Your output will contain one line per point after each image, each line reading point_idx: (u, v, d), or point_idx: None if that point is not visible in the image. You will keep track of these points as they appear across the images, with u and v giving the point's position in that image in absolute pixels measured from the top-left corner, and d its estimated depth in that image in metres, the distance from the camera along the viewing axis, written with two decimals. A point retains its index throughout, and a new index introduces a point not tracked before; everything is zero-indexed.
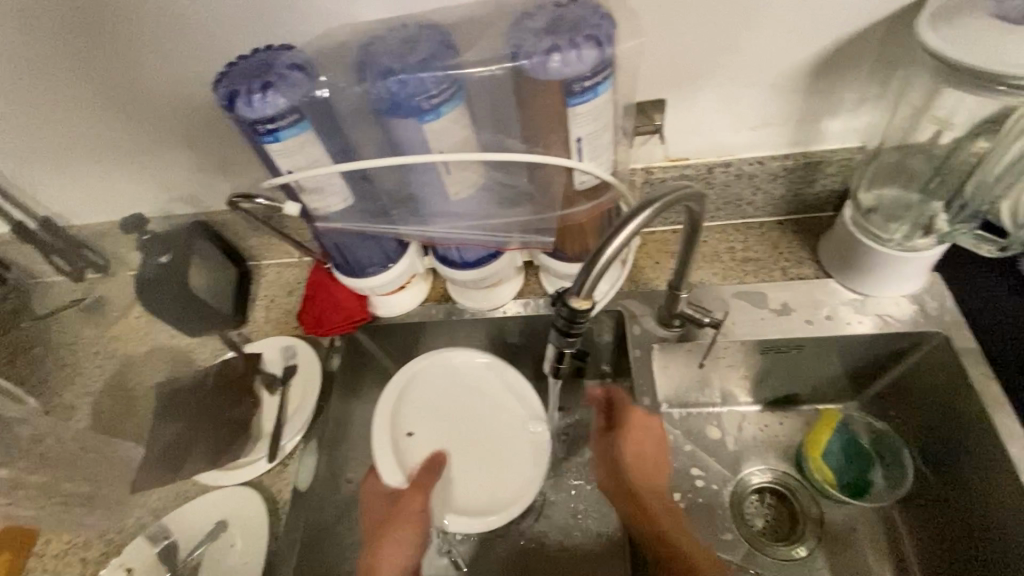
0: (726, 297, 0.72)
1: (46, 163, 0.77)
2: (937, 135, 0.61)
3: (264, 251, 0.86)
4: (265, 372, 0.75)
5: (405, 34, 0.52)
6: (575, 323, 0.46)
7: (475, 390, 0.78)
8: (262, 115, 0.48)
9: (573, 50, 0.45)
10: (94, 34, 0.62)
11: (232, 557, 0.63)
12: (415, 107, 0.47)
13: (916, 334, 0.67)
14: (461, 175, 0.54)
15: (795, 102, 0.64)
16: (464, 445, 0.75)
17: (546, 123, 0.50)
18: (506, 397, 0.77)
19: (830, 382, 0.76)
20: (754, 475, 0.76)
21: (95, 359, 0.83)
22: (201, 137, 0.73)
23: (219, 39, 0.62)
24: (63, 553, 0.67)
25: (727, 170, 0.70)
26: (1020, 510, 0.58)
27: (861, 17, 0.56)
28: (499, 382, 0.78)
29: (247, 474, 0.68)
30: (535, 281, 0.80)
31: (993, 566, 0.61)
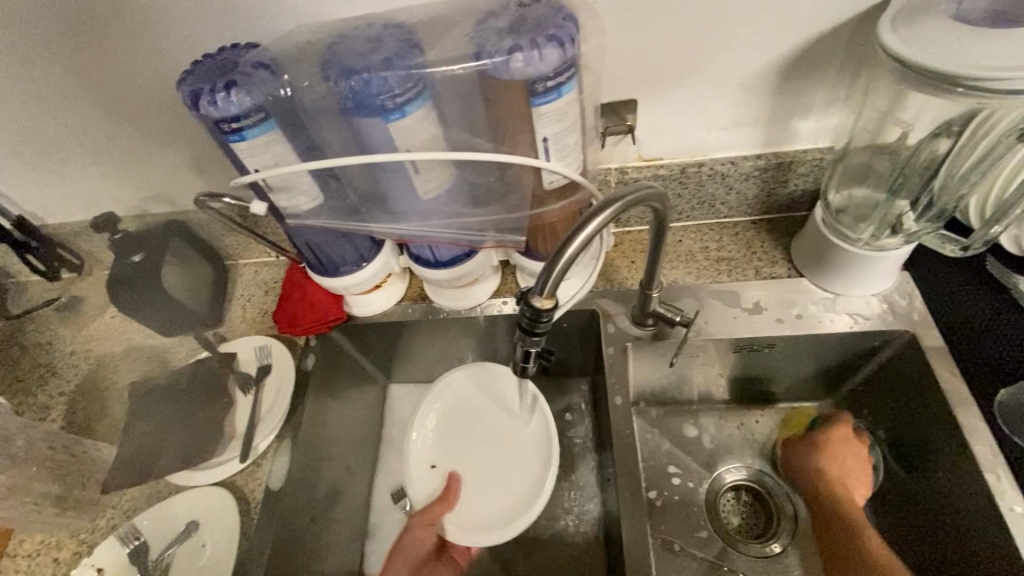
0: (700, 296, 0.72)
1: (18, 162, 0.76)
2: (903, 136, 0.61)
3: (241, 250, 0.86)
4: (240, 371, 0.75)
5: (370, 34, 0.52)
6: (539, 323, 0.46)
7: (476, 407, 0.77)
8: (226, 114, 0.47)
9: (535, 50, 0.45)
10: (61, 31, 0.62)
11: (203, 557, 0.63)
12: (379, 106, 0.47)
13: (886, 332, 0.68)
14: (430, 174, 0.54)
15: (766, 103, 0.65)
16: (477, 465, 0.74)
17: (512, 122, 0.50)
18: (494, 404, 0.76)
19: (803, 380, 0.77)
20: (729, 473, 0.77)
21: (70, 359, 0.82)
22: (175, 135, 0.73)
23: (189, 38, 0.62)
24: (35, 554, 0.66)
25: (701, 170, 0.71)
26: (982, 506, 0.59)
27: (827, 17, 0.57)
28: (496, 394, 0.76)
29: (220, 474, 0.68)
30: (512, 280, 0.80)
31: (956, 562, 0.62)
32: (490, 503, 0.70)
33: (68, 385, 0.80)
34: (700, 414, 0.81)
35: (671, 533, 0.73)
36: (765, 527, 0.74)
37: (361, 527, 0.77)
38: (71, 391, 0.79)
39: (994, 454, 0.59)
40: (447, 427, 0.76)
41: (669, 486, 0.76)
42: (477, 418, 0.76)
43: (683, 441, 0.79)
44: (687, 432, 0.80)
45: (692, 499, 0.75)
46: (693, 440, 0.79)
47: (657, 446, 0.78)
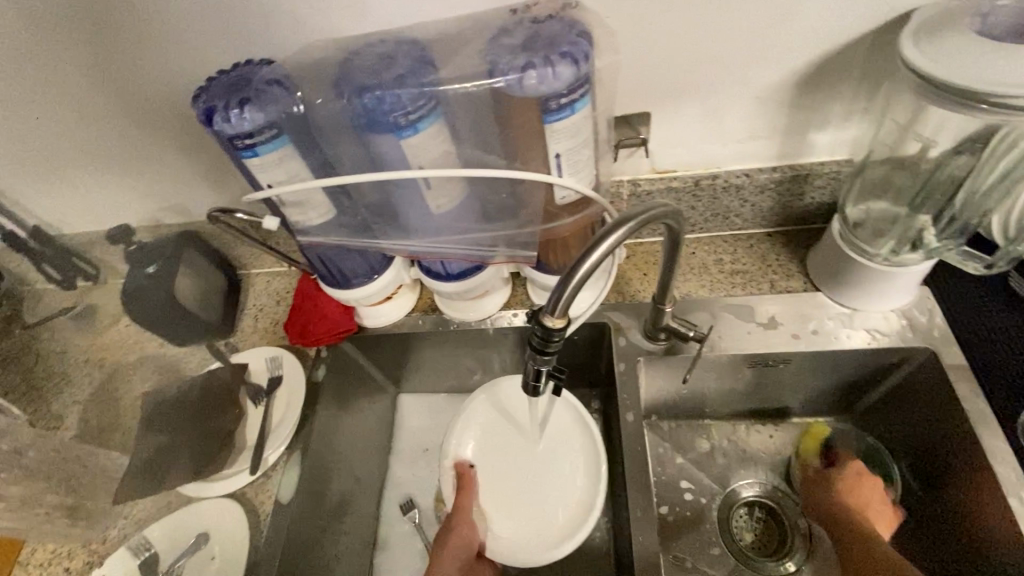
0: (713, 310, 0.72)
1: (36, 173, 0.77)
2: (924, 150, 0.60)
3: (254, 260, 0.87)
4: (251, 382, 0.75)
5: (383, 50, 0.52)
6: (550, 343, 0.46)
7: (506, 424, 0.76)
8: (239, 130, 0.48)
9: (549, 67, 0.44)
10: (80, 45, 0.62)
11: (213, 569, 0.63)
12: (391, 123, 0.47)
13: (905, 348, 0.67)
14: (441, 189, 0.54)
15: (782, 115, 0.64)
16: (518, 482, 0.73)
17: (525, 139, 0.50)
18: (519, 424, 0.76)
19: (818, 396, 0.76)
20: (743, 488, 0.76)
21: (84, 367, 0.83)
22: (189, 148, 0.74)
23: (205, 53, 0.63)
24: (47, 563, 0.67)
25: (715, 183, 0.70)
26: (1004, 530, 0.57)
27: (846, 30, 0.56)
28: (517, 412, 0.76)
29: (230, 485, 0.68)
30: (522, 291, 0.79)
31: None
32: (536, 523, 0.69)
33: (82, 393, 0.81)
34: (712, 428, 0.80)
35: (682, 550, 0.72)
36: (779, 544, 0.73)
37: (369, 538, 0.77)
38: (85, 400, 0.80)
39: (1019, 477, 0.58)
40: (480, 447, 0.75)
41: (680, 502, 0.75)
42: (510, 437, 0.75)
43: (695, 456, 0.78)
44: (700, 446, 0.79)
45: (704, 516, 0.74)
46: (706, 455, 0.78)
47: (669, 462, 0.77)
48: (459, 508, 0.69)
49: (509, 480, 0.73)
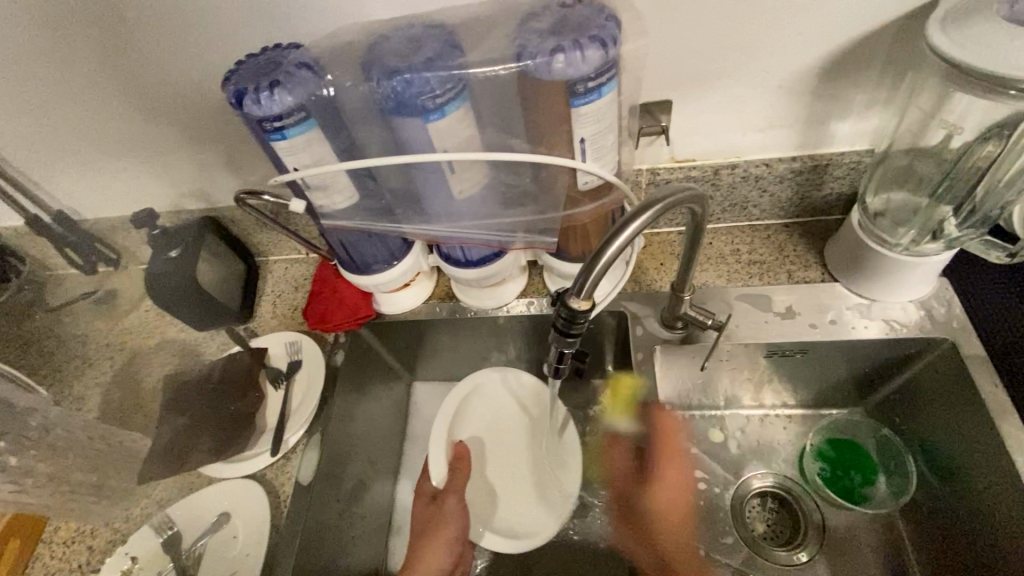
0: (730, 299, 0.72)
1: (60, 158, 0.78)
2: (947, 139, 0.60)
3: (272, 247, 0.88)
4: (271, 366, 0.76)
5: (411, 34, 0.52)
6: (575, 324, 0.46)
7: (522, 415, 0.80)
8: (268, 113, 0.48)
9: (578, 50, 0.45)
10: (106, 30, 0.63)
11: (236, 548, 0.64)
12: (419, 106, 0.48)
13: (923, 339, 0.67)
14: (465, 174, 0.54)
15: (803, 104, 0.64)
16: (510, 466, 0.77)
17: (550, 124, 0.50)
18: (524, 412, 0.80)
19: (833, 387, 0.76)
20: (755, 479, 0.76)
21: (105, 351, 0.85)
22: (211, 134, 0.74)
23: (229, 38, 0.63)
24: (70, 541, 0.68)
25: (734, 172, 0.70)
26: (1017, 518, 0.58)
27: (872, 17, 0.56)
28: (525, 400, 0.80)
29: (250, 467, 0.69)
30: (539, 280, 0.80)
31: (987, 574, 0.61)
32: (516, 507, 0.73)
33: (103, 376, 0.82)
34: (726, 419, 0.80)
35: (695, 538, 0.73)
36: (791, 535, 0.73)
37: (385, 523, 0.78)
38: (106, 382, 0.81)
39: None
40: (488, 430, 0.80)
41: (693, 491, 0.76)
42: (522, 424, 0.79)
43: (708, 446, 0.78)
44: (713, 436, 0.79)
45: (717, 505, 0.75)
46: (720, 445, 0.78)
47: (683, 451, 0.78)
48: (454, 486, 0.71)
49: (512, 465, 0.78)
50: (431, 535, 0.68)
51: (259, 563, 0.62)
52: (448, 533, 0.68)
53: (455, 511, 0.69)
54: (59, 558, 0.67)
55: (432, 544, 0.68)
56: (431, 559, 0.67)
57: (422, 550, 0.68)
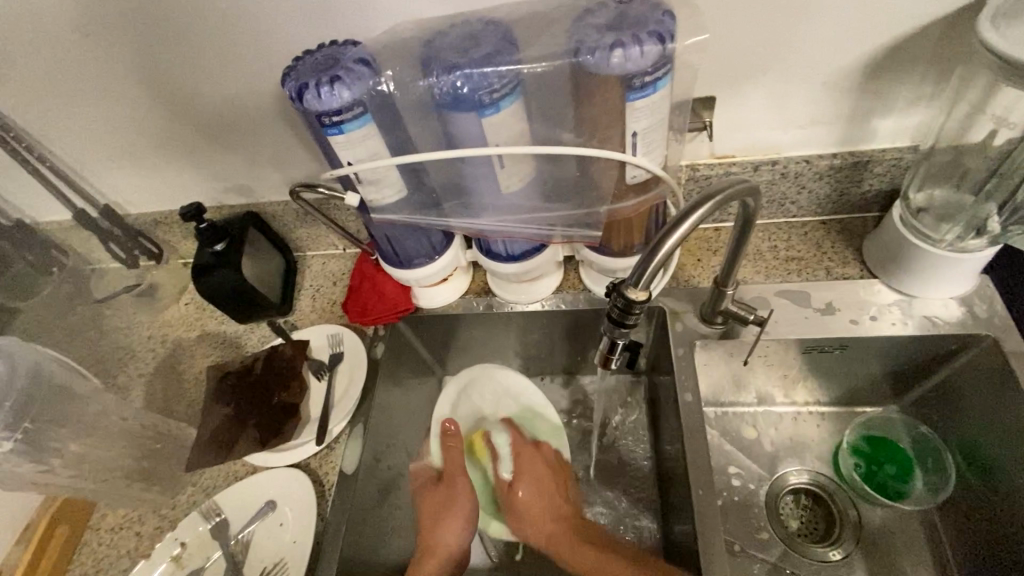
0: (768, 295, 0.72)
1: (107, 153, 0.80)
2: (992, 134, 0.60)
3: (310, 243, 0.89)
4: (313, 358, 0.77)
5: (468, 30, 0.53)
6: (628, 315, 0.47)
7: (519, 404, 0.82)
8: (329, 107, 0.49)
9: (637, 46, 0.46)
10: (159, 29, 0.65)
11: (284, 534, 0.65)
12: (476, 101, 0.49)
13: (964, 335, 0.67)
14: (514, 168, 0.55)
15: (847, 101, 0.64)
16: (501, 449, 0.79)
17: (603, 118, 0.51)
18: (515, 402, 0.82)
19: (870, 384, 0.76)
20: (790, 475, 0.76)
21: (147, 343, 0.87)
22: (255, 131, 0.76)
23: (279, 36, 0.64)
24: (119, 527, 0.70)
25: (773, 169, 0.70)
26: None
27: (922, 13, 0.56)
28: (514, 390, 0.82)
29: (294, 457, 0.70)
30: (574, 276, 0.81)
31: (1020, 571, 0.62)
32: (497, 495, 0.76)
33: (146, 367, 0.84)
34: (761, 416, 0.80)
35: (731, 534, 0.73)
36: (827, 531, 0.73)
37: None
38: (149, 373, 0.83)
39: None
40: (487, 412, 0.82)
41: (729, 487, 0.76)
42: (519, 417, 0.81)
43: (743, 442, 0.78)
44: (748, 433, 0.79)
45: (752, 501, 0.75)
46: (754, 442, 0.78)
47: (717, 447, 0.78)
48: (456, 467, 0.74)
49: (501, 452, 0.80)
50: (442, 521, 0.70)
51: (306, 550, 0.63)
52: (458, 517, 0.71)
53: (462, 497, 0.72)
54: (109, 543, 0.69)
55: (446, 527, 0.70)
56: (445, 537, 0.69)
57: (435, 535, 0.70)
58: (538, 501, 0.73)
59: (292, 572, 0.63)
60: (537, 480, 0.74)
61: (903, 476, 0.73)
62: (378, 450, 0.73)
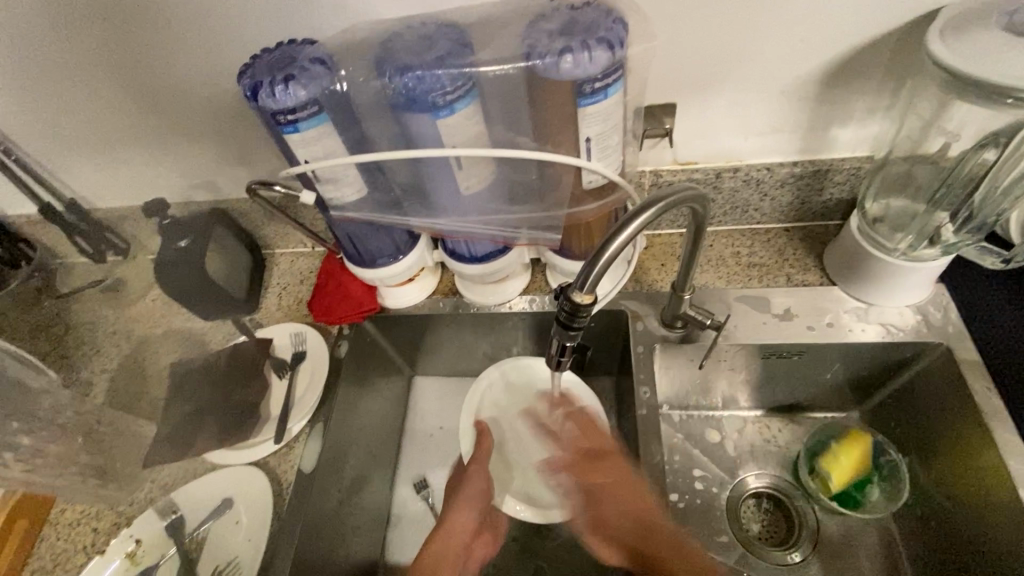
0: (730, 300, 0.73)
1: (71, 148, 0.79)
2: (946, 146, 0.61)
3: (279, 241, 0.89)
4: (276, 357, 0.77)
5: (422, 32, 0.53)
6: (576, 318, 0.47)
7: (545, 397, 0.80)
8: (283, 106, 0.49)
9: (585, 52, 0.46)
10: (119, 26, 0.64)
11: (239, 533, 0.65)
12: (430, 102, 0.49)
13: (919, 344, 0.68)
14: (473, 170, 0.56)
15: (805, 111, 0.65)
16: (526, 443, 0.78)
17: (557, 123, 0.52)
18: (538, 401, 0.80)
19: (829, 389, 0.77)
20: (751, 479, 0.77)
21: (112, 338, 0.86)
22: (221, 130, 0.75)
23: (243, 36, 0.64)
24: (75, 523, 0.69)
25: (735, 176, 0.71)
26: (999, 521, 0.60)
27: (878, 24, 0.57)
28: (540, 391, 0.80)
29: (255, 454, 0.70)
30: (541, 278, 0.81)
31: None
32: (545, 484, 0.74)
33: (110, 362, 0.83)
34: (724, 420, 0.81)
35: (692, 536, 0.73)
36: (786, 536, 0.74)
37: (383, 515, 0.79)
38: (112, 368, 0.82)
39: None
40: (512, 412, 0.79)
41: (691, 489, 0.76)
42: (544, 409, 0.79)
43: (705, 445, 0.79)
44: (711, 436, 0.80)
45: (714, 504, 0.75)
46: (717, 446, 0.79)
47: (679, 450, 0.79)
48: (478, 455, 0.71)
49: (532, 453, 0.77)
50: (460, 495, 0.68)
51: (260, 550, 0.63)
52: (470, 495, 0.68)
53: (480, 476, 0.69)
54: (63, 540, 0.68)
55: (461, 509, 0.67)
56: (457, 520, 0.66)
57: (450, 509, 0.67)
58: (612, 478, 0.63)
59: (246, 572, 0.63)
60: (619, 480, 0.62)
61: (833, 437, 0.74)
62: (339, 450, 0.73)
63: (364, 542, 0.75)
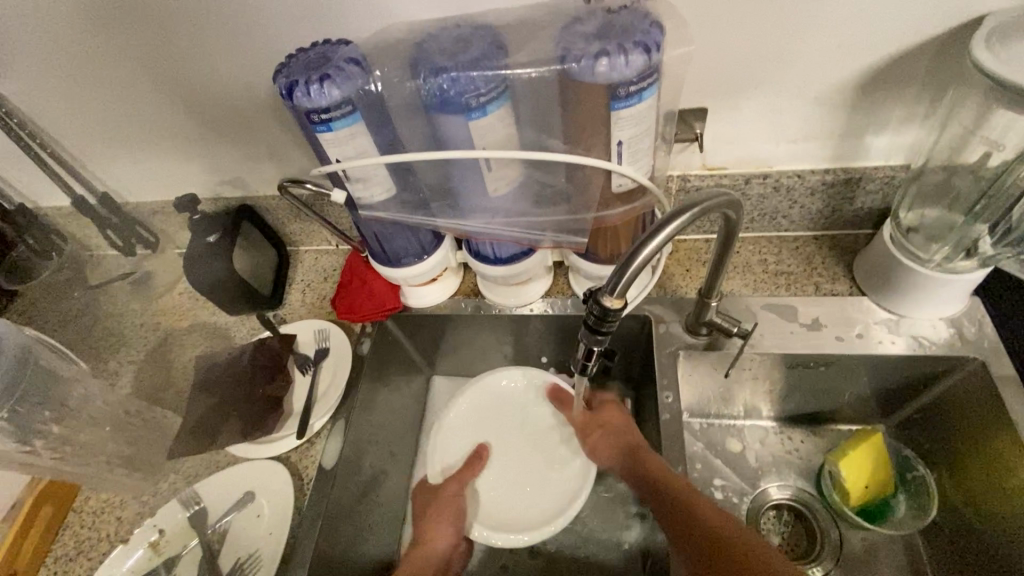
0: (756, 308, 0.72)
1: (106, 143, 0.81)
2: (986, 156, 0.59)
3: (304, 238, 0.90)
4: (299, 353, 0.78)
5: (457, 34, 0.54)
6: (604, 322, 0.47)
7: (521, 417, 0.79)
8: (317, 105, 0.50)
9: (621, 56, 0.46)
10: (157, 25, 0.66)
11: (260, 526, 0.66)
12: (463, 104, 0.49)
13: (952, 358, 0.66)
14: (502, 172, 0.56)
15: (840, 118, 0.64)
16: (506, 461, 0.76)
17: (589, 126, 0.51)
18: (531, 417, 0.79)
19: (855, 402, 0.76)
20: (772, 491, 0.76)
21: (140, 330, 0.88)
22: (251, 128, 0.77)
23: (278, 36, 0.65)
24: (100, 511, 0.71)
25: (765, 182, 0.70)
26: None
27: (920, 29, 0.55)
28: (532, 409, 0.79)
29: (278, 449, 0.71)
30: (564, 281, 0.81)
31: None
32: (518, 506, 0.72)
33: (137, 354, 0.85)
34: (746, 429, 0.80)
35: None
36: (807, 549, 0.72)
37: (400, 513, 0.79)
38: (139, 360, 0.84)
39: None
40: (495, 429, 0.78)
41: (710, 499, 0.75)
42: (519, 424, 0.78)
43: (726, 454, 0.78)
44: (732, 446, 0.79)
45: (733, 514, 0.74)
46: (738, 455, 0.78)
47: (699, 459, 0.78)
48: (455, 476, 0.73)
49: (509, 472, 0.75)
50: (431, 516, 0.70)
51: (281, 544, 0.64)
52: (446, 517, 0.70)
53: (455, 498, 0.71)
54: (89, 527, 0.69)
55: (440, 529, 0.69)
56: (436, 538, 0.68)
57: (431, 530, 0.69)
58: (619, 421, 0.71)
59: (265, 566, 0.63)
60: (615, 413, 0.72)
61: (852, 441, 0.72)
62: (360, 448, 0.73)
63: (380, 539, 0.75)
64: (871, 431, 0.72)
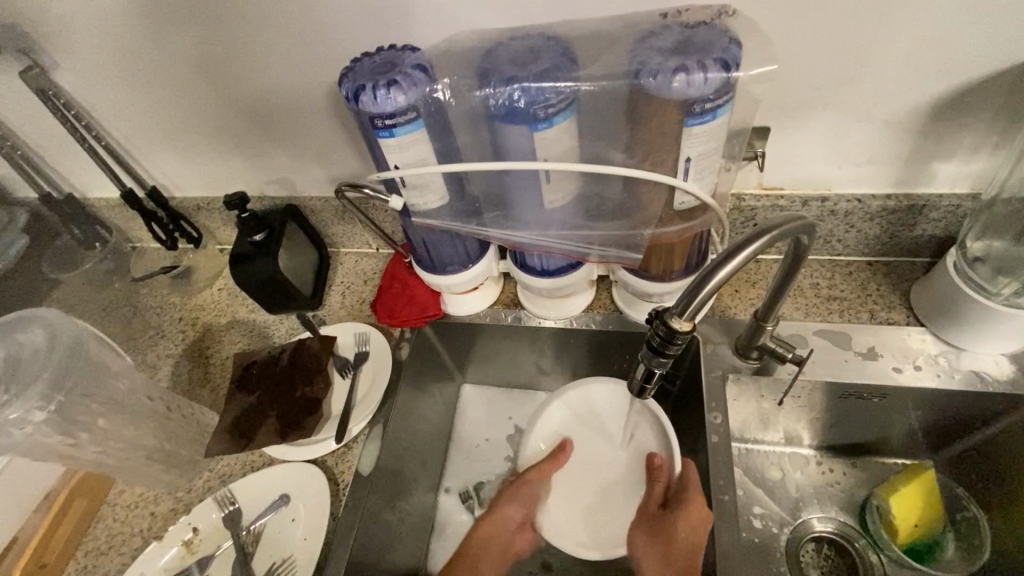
0: (807, 334, 0.70)
1: (158, 139, 0.83)
2: None
3: (345, 240, 0.90)
4: (338, 356, 0.78)
5: (528, 44, 0.53)
6: (670, 344, 0.45)
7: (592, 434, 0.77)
8: (383, 110, 0.50)
9: (700, 72, 0.45)
10: (218, 24, 0.66)
11: (295, 530, 0.65)
12: (531, 115, 0.48)
13: (1015, 396, 0.63)
14: (561, 184, 0.55)
15: (907, 142, 0.62)
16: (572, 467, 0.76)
17: (658, 142, 0.50)
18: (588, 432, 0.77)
19: (906, 436, 0.73)
20: (813, 522, 0.73)
21: (178, 325, 0.88)
22: (302, 129, 0.77)
23: (339, 41, 0.65)
24: (134, 505, 0.71)
25: (822, 205, 0.68)
26: None
27: (1001, 55, 0.54)
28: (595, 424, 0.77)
29: (317, 451, 0.70)
30: (606, 295, 0.80)
31: None
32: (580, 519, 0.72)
33: (174, 348, 0.85)
34: (787, 456, 0.78)
35: None
36: None
37: (428, 523, 0.78)
38: (177, 354, 0.84)
39: None
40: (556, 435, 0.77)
41: (749, 527, 0.73)
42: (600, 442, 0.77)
43: (766, 482, 0.76)
44: (771, 473, 0.77)
45: (773, 545, 0.72)
46: (778, 483, 0.76)
47: (738, 485, 0.76)
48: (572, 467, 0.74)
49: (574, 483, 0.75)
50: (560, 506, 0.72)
51: (315, 549, 0.63)
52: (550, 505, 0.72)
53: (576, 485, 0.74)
54: (122, 521, 0.69)
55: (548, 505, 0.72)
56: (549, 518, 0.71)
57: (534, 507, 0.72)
58: (692, 536, 0.61)
59: (300, 571, 0.62)
60: (694, 526, 0.61)
61: (904, 476, 0.69)
62: (395, 454, 0.72)
63: (409, 549, 0.74)
64: (925, 466, 0.69)
